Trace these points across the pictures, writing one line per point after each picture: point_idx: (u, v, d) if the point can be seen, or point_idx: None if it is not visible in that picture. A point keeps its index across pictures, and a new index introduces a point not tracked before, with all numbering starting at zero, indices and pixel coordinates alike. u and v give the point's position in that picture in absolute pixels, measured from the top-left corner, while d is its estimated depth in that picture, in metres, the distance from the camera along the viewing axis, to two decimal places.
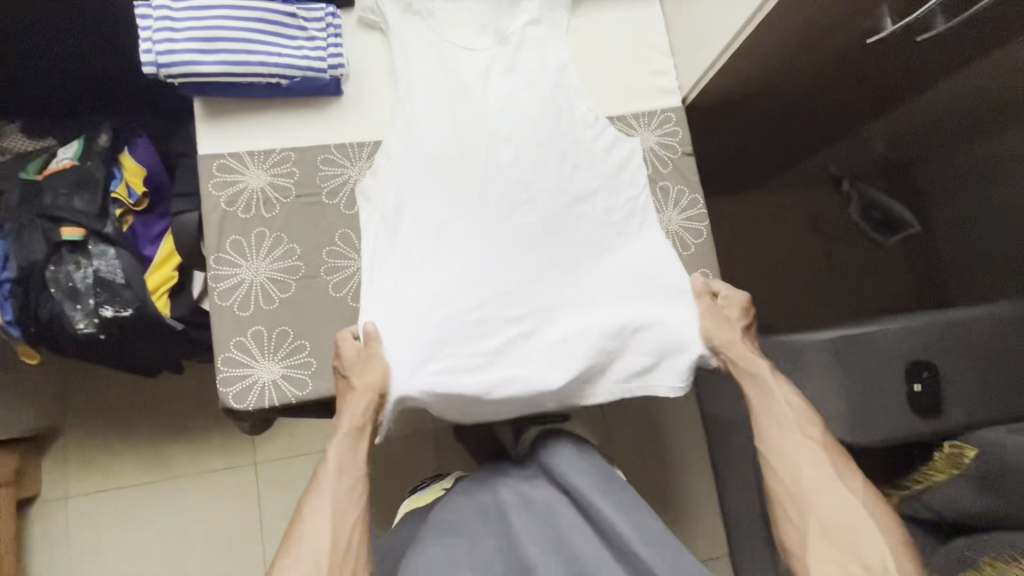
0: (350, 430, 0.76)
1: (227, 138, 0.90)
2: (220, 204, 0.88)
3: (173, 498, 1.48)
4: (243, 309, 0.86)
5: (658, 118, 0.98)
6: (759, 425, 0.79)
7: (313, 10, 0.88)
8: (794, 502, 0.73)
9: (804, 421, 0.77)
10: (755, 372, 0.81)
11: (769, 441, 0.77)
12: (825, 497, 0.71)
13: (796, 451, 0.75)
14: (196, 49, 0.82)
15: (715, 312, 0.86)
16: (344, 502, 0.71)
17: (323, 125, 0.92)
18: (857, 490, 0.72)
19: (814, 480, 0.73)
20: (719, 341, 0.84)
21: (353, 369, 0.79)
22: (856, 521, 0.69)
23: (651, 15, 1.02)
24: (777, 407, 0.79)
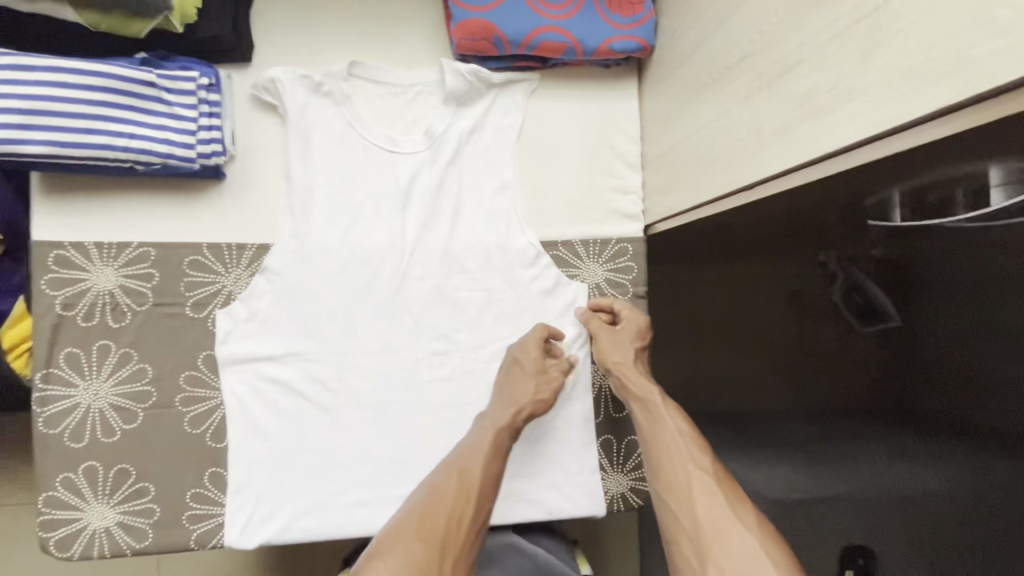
0: (513, 424, 0.71)
1: (71, 225, 0.72)
2: (55, 307, 0.72)
3: None
4: (75, 440, 0.72)
5: (611, 249, 0.82)
6: (650, 457, 0.70)
7: (181, 80, 0.69)
8: (694, 548, 0.61)
9: (694, 450, 0.68)
10: (648, 400, 0.74)
11: (664, 480, 0.67)
12: (720, 539, 0.60)
13: (690, 489, 0.65)
14: (12, 124, 0.62)
15: (610, 333, 0.79)
16: (483, 494, 0.64)
17: (195, 218, 0.74)
18: (762, 532, 0.59)
19: (709, 519, 0.62)
20: (613, 363, 0.77)
21: (531, 369, 0.75)
22: (755, 566, 0.56)
23: (623, 113, 0.83)
24: (665, 437, 0.70)
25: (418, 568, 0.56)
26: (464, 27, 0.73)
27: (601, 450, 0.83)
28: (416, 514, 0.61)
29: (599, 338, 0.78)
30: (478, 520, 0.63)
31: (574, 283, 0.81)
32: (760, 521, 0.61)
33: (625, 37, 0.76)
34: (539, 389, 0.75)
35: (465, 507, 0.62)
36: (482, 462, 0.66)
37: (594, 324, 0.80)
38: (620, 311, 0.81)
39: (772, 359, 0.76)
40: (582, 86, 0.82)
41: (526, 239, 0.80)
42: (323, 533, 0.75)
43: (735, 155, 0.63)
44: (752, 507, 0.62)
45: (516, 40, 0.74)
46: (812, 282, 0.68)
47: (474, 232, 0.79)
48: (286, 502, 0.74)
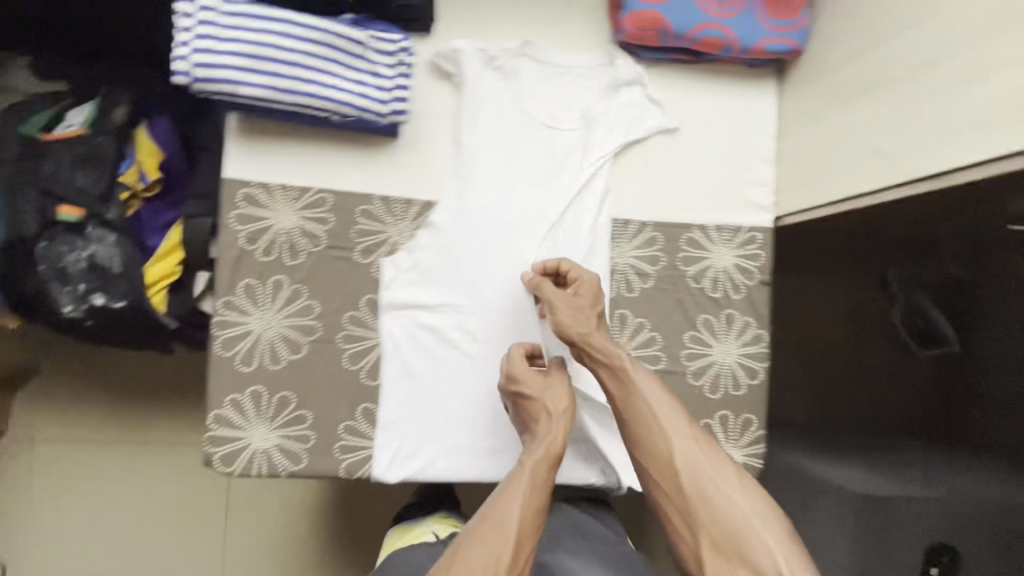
0: (552, 454, 0.73)
1: (261, 165, 0.78)
2: (240, 241, 0.78)
3: (140, 463, 1.50)
4: (245, 364, 0.78)
5: (742, 235, 0.87)
6: (627, 426, 0.72)
7: (385, 41, 0.75)
8: (682, 514, 0.68)
9: (676, 417, 0.71)
10: (615, 365, 0.75)
11: (646, 451, 0.70)
12: (710, 504, 0.66)
13: (672, 458, 0.69)
14: (239, 67, 0.69)
15: (571, 302, 0.77)
16: (524, 532, 0.65)
17: (369, 170, 0.80)
18: (749, 488, 0.67)
19: (694, 486, 0.68)
20: (576, 334, 0.75)
21: (539, 391, 0.76)
22: (745, 527, 0.64)
23: (763, 110, 0.88)
24: (642, 406, 0.72)
25: None
26: (638, 18, 0.79)
27: (716, 425, 0.86)
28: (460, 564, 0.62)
29: (557, 308, 0.76)
30: (521, 561, 0.64)
31: (705, 264, 0.86)
32: (739, 477, 0.68)
33: (781, 39, 0.82)
34: (557, 406, 0.76)
35: (506, 550, 0.63)
36: (519, 501, 0.67)
37: (546, 290, 0.78)
38: (567, 271, 0.80)
39: (822, 349, 1.29)
40: (727, 81, 0.88)
41: (666, 220, 0.86)
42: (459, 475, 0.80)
43: (903, 152, 0.68)
44: (731, 465, 0.69)
45: (683, 33, 0.80)
46: (880, 306, 1.28)
47: (622, 209, 0.85)
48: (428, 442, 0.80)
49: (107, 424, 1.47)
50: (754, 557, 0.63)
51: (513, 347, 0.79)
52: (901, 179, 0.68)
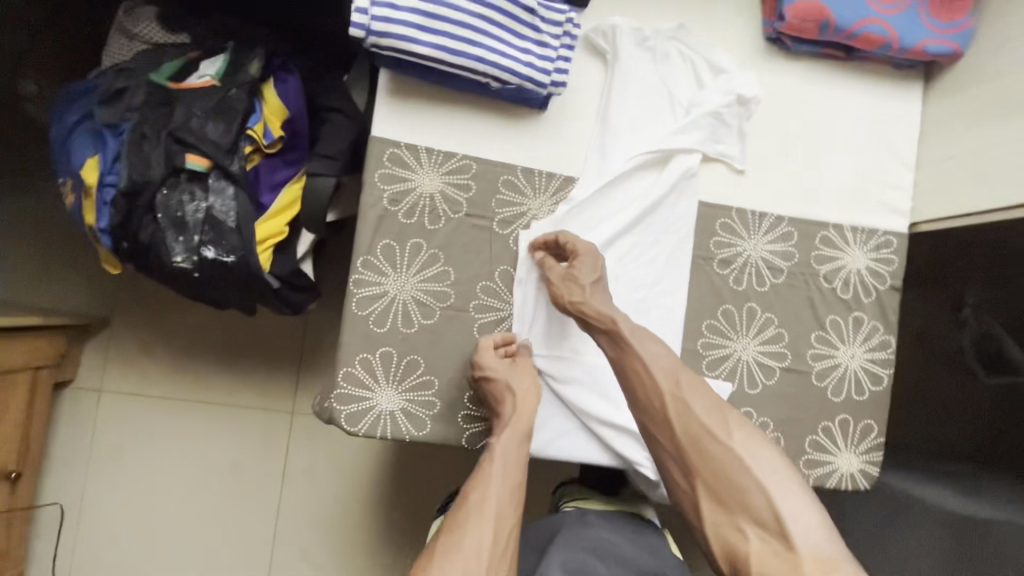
0: (521, 434, 0.75)
1: (409, 126, 0.78)
2: (383, 200, 0.77)
3: (201, 421, 1.51)
4: (378, 325, 0.77)
5: (877, 238, 0.85)
6: (624, 385, 0.74)
7: (554, 12, 0.74)
8: (680, 464, 0.69)
9: (668, 371, 0.72)
10: (613, 330, 0.74)
11: (643, 407, 0.72)
12: (706, 458, 0.67)
13: (666, 410, 0.70)
14: (415, 25, 0.69)
15: (567, 274, 0.76)
16: (502, 515, 0.69)
17: (515, 141, 0.79)
18: (744, 434, 0.68)
19: (689, 436, 0.69)
20: (568, 303, 0.75)
21: (505, 374, 0.74)
22: (739, 472, 0.65)
23: (907, 113, 0.87)
24: (638, 366, 0.73)
25: None
26: (801, 8, 0.78)
27: (836, 429, 0.84)
28: (449, 548, 0.65)
29: (558, 286, 0.76)
30: (505, 543, 0.68)
31: (837, 265, 0.85)
32: (745, 427, 0.69)
33: (941, 41, 0.81)
34: (522, 386, 0.75)
35: (487, 535, 0.67)
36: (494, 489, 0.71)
37: (548, 265, 0.78)
38: (568, 242, 0.77)
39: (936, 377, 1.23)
40: (874, 81, 0.86)
41: (803, 216, 0.84)
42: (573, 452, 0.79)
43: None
44: (730, 414, 0.70)
45: (845, 27, 0.79)
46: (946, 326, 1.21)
47: (760, 202, 0.83)
48: (546, 414, 0.80)
49: (180, 376, 1.51)
50: (753, 502, 0.64)
51: (523, 343, 0.79)
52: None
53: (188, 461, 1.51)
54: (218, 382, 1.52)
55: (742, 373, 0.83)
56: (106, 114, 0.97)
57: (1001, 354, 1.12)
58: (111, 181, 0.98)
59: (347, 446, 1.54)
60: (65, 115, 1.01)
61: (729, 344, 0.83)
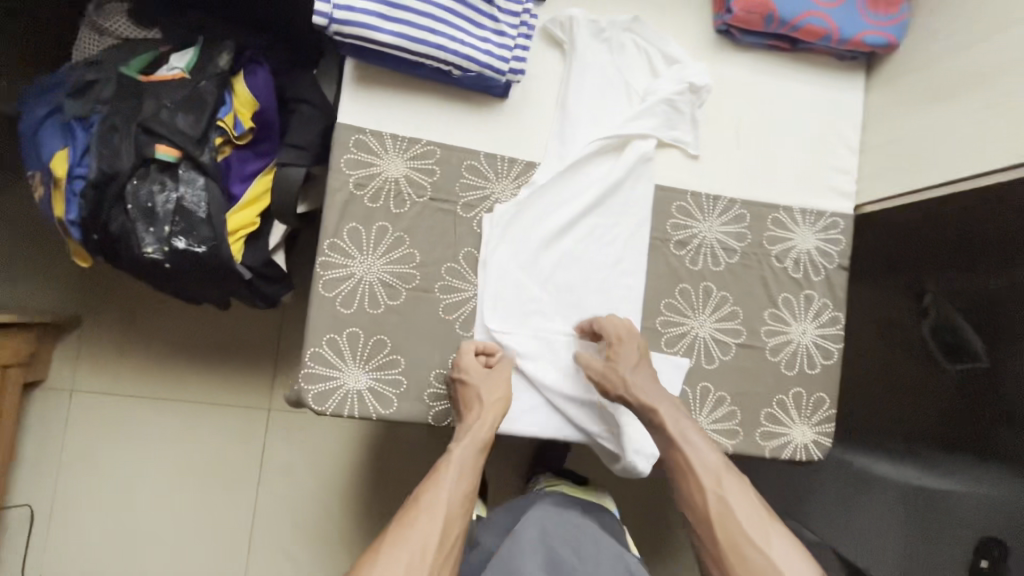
0: (480, 442, 0.76)
1: (375, 113, 0.80)
2: (349, 184, 0.80)
3: (175, 420, 1.51)
4: (345, 306, 0.79)
5: (824, 220, 0.90)
6: (671, 478, 0.75)
7: (511, 3, 0.78)
8: (717, 564, 0.69)
9: (711, 467, 0.73)
10: (655, 420, 0.76)
11: (686, 501, 0.73)
12: (747, 564, 0.67)
13: (708, 510, 0.71)
14: (377, 14, 0.72)
15: (608, 361, 0.79)
16: (451, 518, 0.69)
17: (478, 127, 0.82)
18: (784, 539, 0.68)
19: (729, 539, 0.69)
20: (612, 393, 0.78)
21: (480, 382, 0.77)
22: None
23: (850, 102, 0.92)
24: (681, 458, 0.74)
25: None
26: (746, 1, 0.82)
27: (790, 401, 0.88)
28: (394, 542, 0.65)
29: (603, 380, 0.78)
30: (450, 544, 0.68)
31: (788, 245, 0.89)
32: (781, 529, 0.69)
33: (878, 32, 0.86)
34: (492, 397, 0.77)
35: (433, 532, 0.67)
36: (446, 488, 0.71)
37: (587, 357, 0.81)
38: (607, 332, 0.80)
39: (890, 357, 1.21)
40: (819, 71, 0.91)
41: (754, 199, 0.88)
42: (538, 428, 0.82)
43: (1013, 134, 0.71)
44: (767, 516, 0.70)
45: (788, 19, 0.83)
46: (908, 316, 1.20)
47: (714, 186, 0.87)
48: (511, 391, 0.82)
49: (155, 375, 1.50)
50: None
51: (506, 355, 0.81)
52: (1008, 158, 0.72)
53: (162, 460, 1.50)
54: (192, 380, 1.51)
55: (699, 349, 0.86)
56: (75, 107, 0.98)
57: (958, 340, 1.13)
58: (80, 172, 0.99)
59: (324, 443, 1.54)
60: (34, 108, 1.02)
61: (687, 321, 0.86)
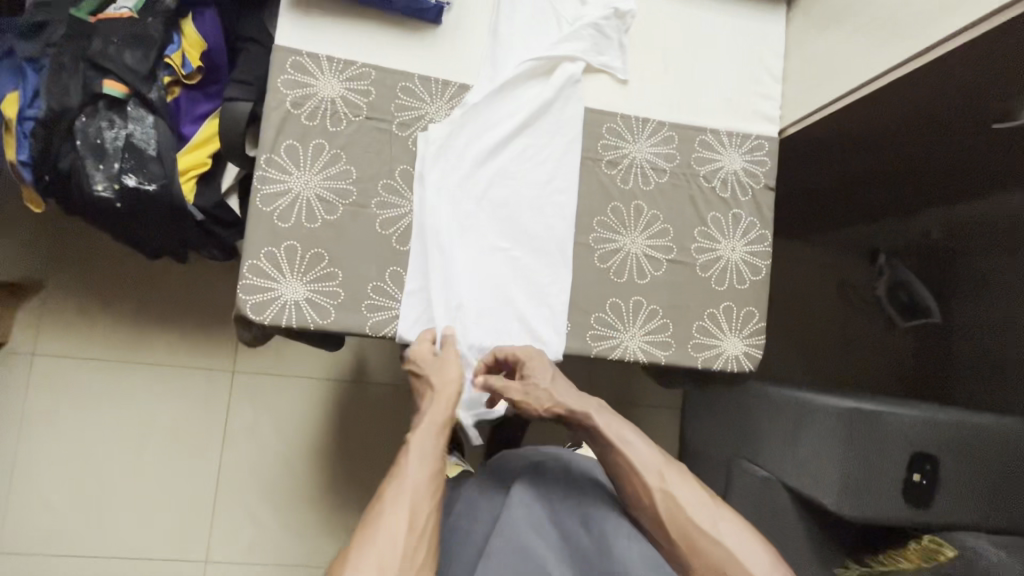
0: (436, 425, 0.74)
1: (311, 35, 0.83)
2: (286, 103, 0.82)
3: (139, 382, 1.51)
4: (283, 220, 0.81)
5: (750, 142, 0.94)
6: (616, 483, 0.77)
7: None
8: (674, 557, 0.74)
9: (653, 464, 0.75)
10: (589, 424, 0.78)
11: (636, 505, 0.75)
12: (699, 549, 0.71)
13: (658, 510, 0.74)
14: None
15: (522, 387, 0.79)
16: (417, 502, 0.67)
17: (412, 51, 0.86)
18: (733, 525, 0.72)
19: (682, 534, 0.72)
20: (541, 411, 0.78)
21: (433, 368, 0.78)
22: (730, 564, 0.70)
23: (771, 32, 0.96)
24: (623, 462, 0.76)
25: None
26: None
27: (721, 314, 0.91)
28: (367, 536, 0.64)
29: (524, 402, 0.78)
30: (423, 529, 0.66)
31: (716, 166, 0.92)
32: (726, 514, 0.73)
33: None
34: (446, 380, 0.77)
35: (401, 518, 0.65)
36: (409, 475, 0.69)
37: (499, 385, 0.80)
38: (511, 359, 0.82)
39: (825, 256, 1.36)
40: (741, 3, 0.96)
41: (682, 122, 0.92)
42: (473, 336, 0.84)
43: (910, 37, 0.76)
44: (714, 503, 0.74)
45: None
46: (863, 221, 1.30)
47: (643, 109, 0.91)
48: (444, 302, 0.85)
49: (118, 336, 1.51)
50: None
51: (445, 332, 0.82)
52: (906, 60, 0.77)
53: (126, 423, 1.50)
54: (156, 342, 1.52)
55: (631, 265, 0.89)
56: (27, 48, 1.01)
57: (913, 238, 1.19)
58: (32, 113, 1.01)
59: (289, 404, 1.55)
60: None
61: (619, 238, 0.89)
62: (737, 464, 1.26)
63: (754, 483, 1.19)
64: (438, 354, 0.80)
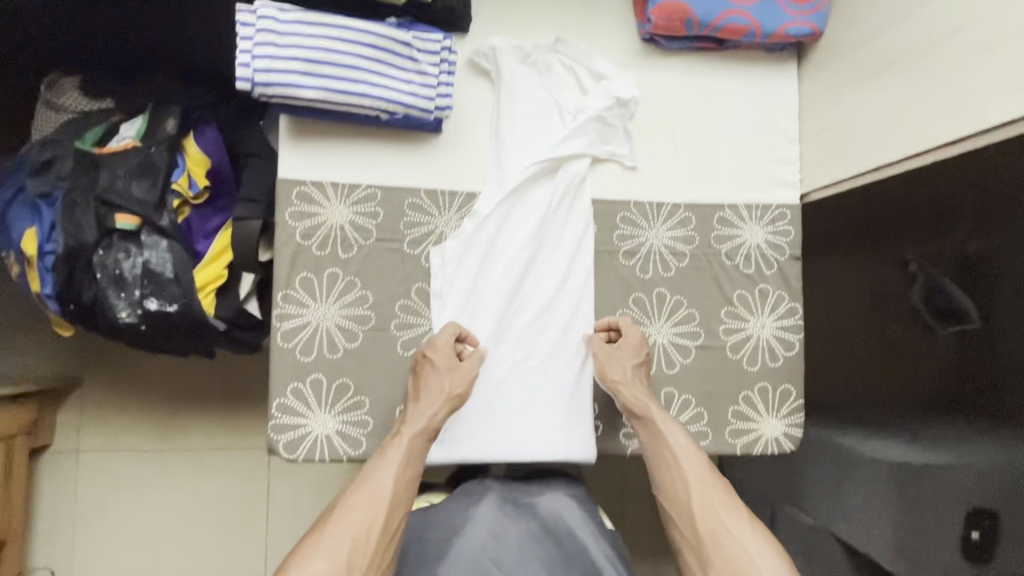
0: (427, 430, 0.75)
1: (311, 164, 0.82)
2: (296, 236, 0.82)
3: (180, 465, 1.54)
4: (305, 354, 0.81)
5: (771, 212, 0.90)
6: (656, 476, 0.77)
7: (429, 41, 0.79)
8: (696, 554, 0.71)
9: (694, 463, 0.75)
10: (644, 417, 0.79)
11: (668, 495, 0.75)
12: (724, 545, 0.69)
13: (690, 503, 0.73)
14: (297, 71, 0.74)
15: (611, 354, 0.83)
16: (393, 502, 0.70)
17: (415, 165, 0.84)
18: (758, 532, 0.70)
19: (707, 527, 0.71)
20: (611, 379, 0.81)
21: (444, 368, 0.78)
22: (749, 570, 0.67)
23: (783, 92, 0.92)
24: (668, 454, 0.76)
25: None
26: (663, 9, 0.83)
27: (756, 396, 0.88)
28: (327, 527, 0.67)
29: (604, 364, 0.82)
30: (393, 532, 0.69)
31: (737, 241, 0.89)
32: (752, 525, 0.70)
33: (800, 22, 0.85)
34: (452, 390, 0.78)
35: (375, 518, 0.68)
36: (393, 471, 0.71)
37: (593, 342, 0.84)
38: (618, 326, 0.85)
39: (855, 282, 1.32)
40: (749, 66, 0.91)
41: (697, 201, 0.89)
42: (505, 449, 0.83)
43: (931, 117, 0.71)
44: (744, 513, 0.71)
45: (707, 22, 0.84)
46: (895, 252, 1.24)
47: (656, 193, 0.88)
48: (474, 415, 0.83)
49: (155, 423, 1.54)
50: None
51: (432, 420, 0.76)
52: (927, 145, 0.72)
53: (173, 506, 1.54)
54: (193, 424, 1.55)
55: (658, 356, 0.87)
56: (38, 185, 1.02)
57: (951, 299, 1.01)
58: (50, 248, 1.02)
59: (328, 473, 1.57)
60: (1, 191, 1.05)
61: (644, 330, 0.87)
62: (783, 510, 1.26)
63: (805, 531, 1.21)
64: (452, 361, 0.79)
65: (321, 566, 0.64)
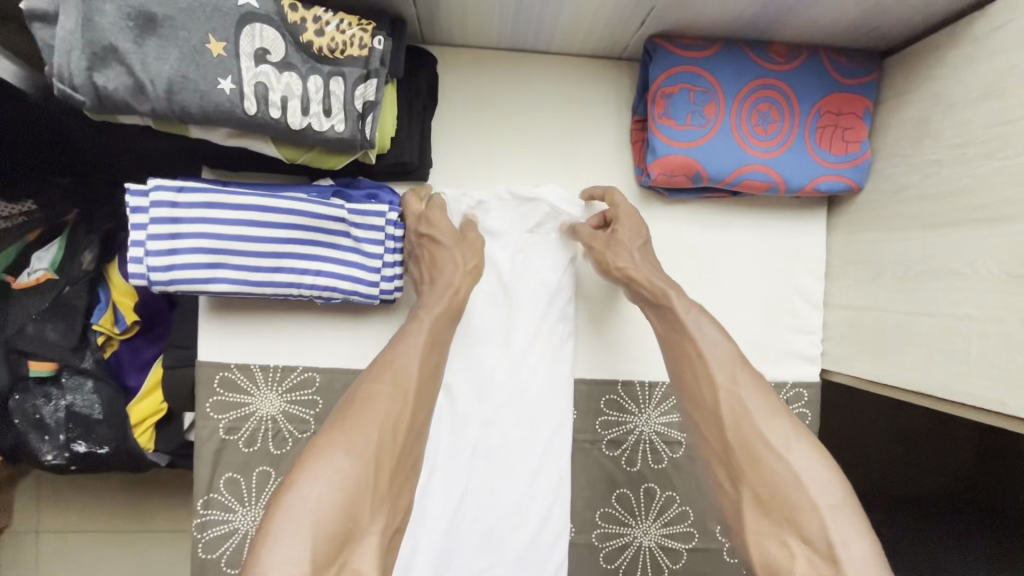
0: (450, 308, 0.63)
1: (237, 346, 0.69)
2: (218, 431, 0.69)
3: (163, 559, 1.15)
4: (232, 565, 0.70)
5: (786, 393, 0.76)
6: (676, 372, 0.62)
7: (370, 214, 0.64)
8: (725, 464, 0.56)
9: (724, 359, 0.59)
10: (664, 305, 0.64)
11: (692, 395, 0.60)
12: (762, 453, 0.53)
13: (718, 409, 0.57)
14: (204, 264, 0.59)
15: (611, 237, 0.68)
16: (420, 389, 0.57)
17: (360, 346, 0.71)
18: (808, 448, 0.53)
19: (739, 438, 0.55)
20: (619, 269, 0.66)
21: (452, 242, 0.66)
22: (795, 490, 0.51)
23: (809, 249, 0.76)
24: (692, 351, 0.60)
25: (335, 530, 0.46)
26: (664, 161, 0.66)
27: None
28: (334, 428, 0.52)
29: (597, 244, 0.68)
30: (421, 427, 0.57)
31: None
32: (795, 427, 0.55)
33: (834, 178, 0.68)
34: (467, 262, 0.66)
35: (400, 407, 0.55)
36: (420, 356, 0.58)
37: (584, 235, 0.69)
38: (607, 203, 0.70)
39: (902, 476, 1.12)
40: (767, 215, 0.76)
41: None
42: None
43: None
44: (786, 416, 0.55)
45: (721, 178, 0.67)
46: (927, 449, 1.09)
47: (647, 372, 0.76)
48: None
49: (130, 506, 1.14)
50: (806, 527, 0.50)
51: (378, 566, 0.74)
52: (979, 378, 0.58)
53: None
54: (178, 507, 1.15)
55: (643, 560, 0.76)
56: None
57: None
58: None
59: None
60: None
61: (628, 530, 0.76)
62: None
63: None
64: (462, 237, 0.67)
65: (342, 460, 0.49)
